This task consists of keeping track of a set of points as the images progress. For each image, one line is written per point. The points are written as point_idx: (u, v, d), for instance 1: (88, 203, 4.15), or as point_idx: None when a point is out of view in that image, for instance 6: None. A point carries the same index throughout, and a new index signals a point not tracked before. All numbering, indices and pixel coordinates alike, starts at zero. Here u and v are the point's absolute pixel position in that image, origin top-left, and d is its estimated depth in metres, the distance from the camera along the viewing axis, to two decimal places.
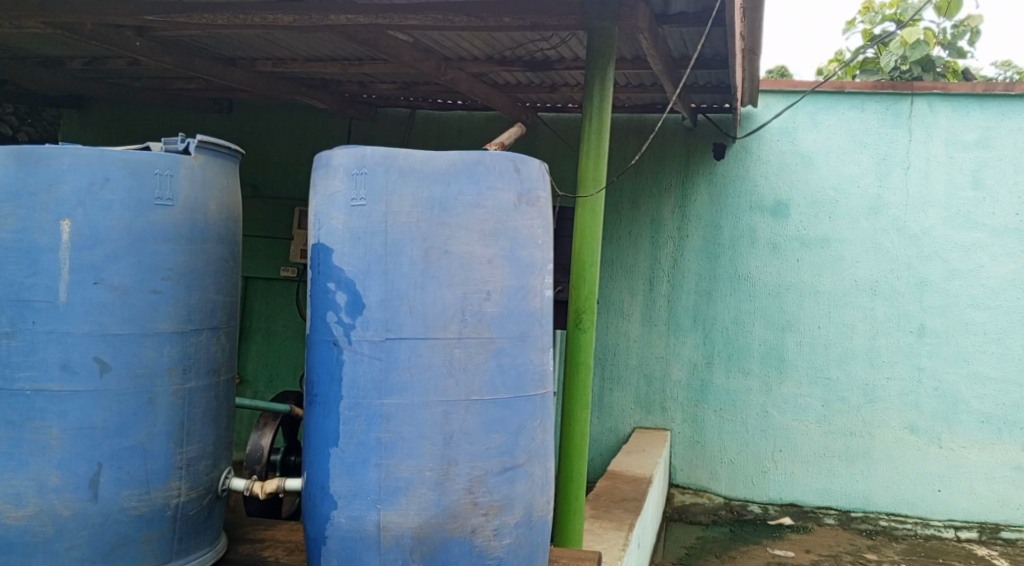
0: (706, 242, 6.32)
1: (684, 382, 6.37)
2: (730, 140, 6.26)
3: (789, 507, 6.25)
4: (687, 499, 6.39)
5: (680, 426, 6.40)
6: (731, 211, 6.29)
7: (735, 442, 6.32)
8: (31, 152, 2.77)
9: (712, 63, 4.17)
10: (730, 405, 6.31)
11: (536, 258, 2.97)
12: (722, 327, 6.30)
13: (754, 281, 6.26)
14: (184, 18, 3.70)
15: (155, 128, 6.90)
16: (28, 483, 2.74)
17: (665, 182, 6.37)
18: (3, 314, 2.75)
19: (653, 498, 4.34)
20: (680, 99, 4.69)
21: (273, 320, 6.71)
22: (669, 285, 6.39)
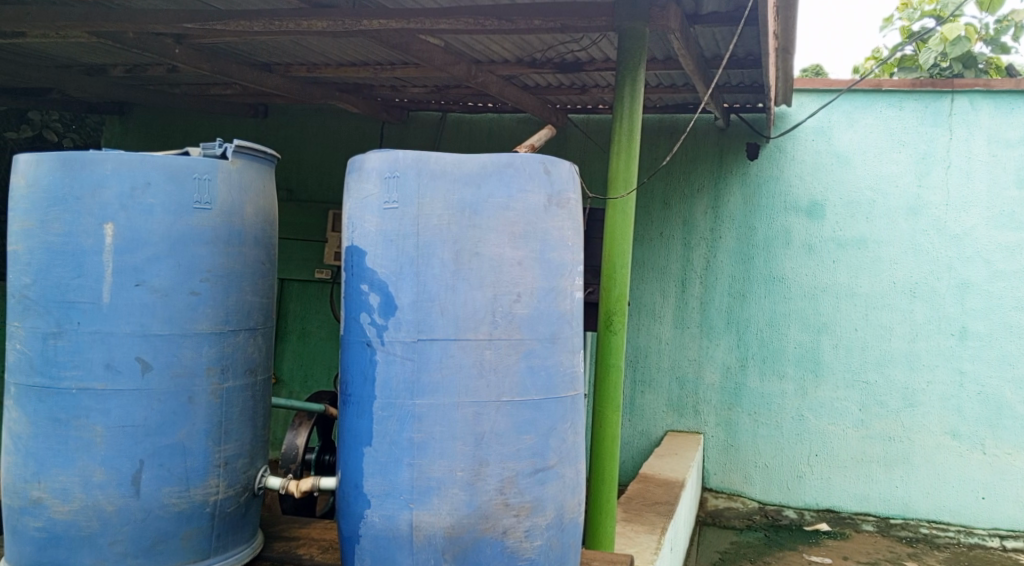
0: (740, 243, 6.25)
1: (718, 385, 6.29)
2: (764, 140, 6.18)
3: (826, 513, 6.11)
4: (721, 504, 6.24)
5: (713, 429, 6.32)
6: (765, 211, 6.20)
7: (770, 446, 6.22)
8: (76, 157, 2.85)
9: (744, 62, 4.11)
10: (765, 409, 6.21)
11: (566, 260, 2.97)
12: (756, 329, 6.23)
13: (788, 283, 6.16)
14: (220, 27, 3.58)
15: (194, 131, 7.00)
16: (74, 478, 2.83)
17: (698, 183, 6.31)
18: (50, 314, 2.84)
19: (686, 501, 4.30)
20: (712, 100, 4.65)
21: (309, 320, 6.75)
22: (702, 287, 6.32)
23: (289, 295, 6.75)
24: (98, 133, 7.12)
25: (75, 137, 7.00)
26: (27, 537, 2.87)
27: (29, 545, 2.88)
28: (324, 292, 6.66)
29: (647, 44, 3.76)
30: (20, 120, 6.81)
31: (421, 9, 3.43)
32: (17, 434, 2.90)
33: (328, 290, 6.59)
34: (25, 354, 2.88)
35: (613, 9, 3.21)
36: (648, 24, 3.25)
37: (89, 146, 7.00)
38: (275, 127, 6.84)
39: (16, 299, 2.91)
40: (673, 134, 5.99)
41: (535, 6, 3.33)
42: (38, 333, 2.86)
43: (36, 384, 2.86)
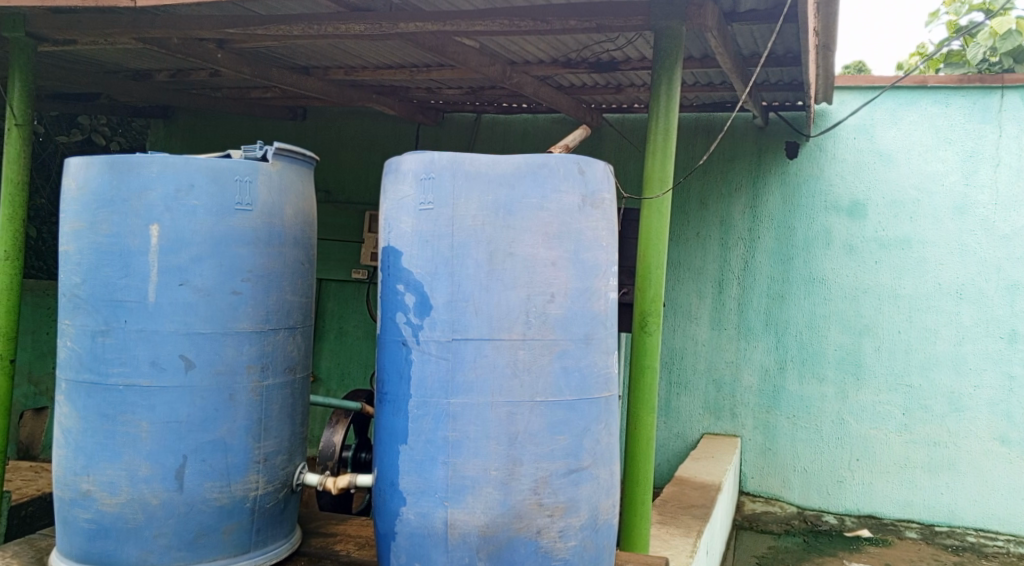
0: (779, 243, 5.63)
1: (755, 389, 5.68)
2: (803, 140, 5.57)
3: (867, 519, 5.48)
4: (758, 508, 5.63)
5: (751, 433, 5.70)
6: (804, 211, 5.58)
7: (809, 450, 5.59)
8: (123, 160, 2.93)
9: (784, 59, 4.01)
10: (805, 413, 5.59)
11: (600, 260, 2.96)
12: (796, 332, 5.61)
13: (831, 285, 5.55)
14: (262, 31, 3.57)
15: (234, 135, 6.59)
16: (121, 472, 2.91)
17: (735, 182, 5.69)
18: (99, 313, 2.93)
19: (722, 504, 4.21)
20: (751, 98, 4.52)
21: (346, 320, 6.31)
22: (739, 288, 5.71)
23: (326, 295, 6.32)
24: (145, 136, 6.80)
25: (123, 142, 6.75)
26: (77, 528, 2.96)
27: (78, 537, 2.96)
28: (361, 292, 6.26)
29: (684, 43, 3.71)
30: (69, 124, 6.64)
31: (457, 11, 3.36)
32: (68, 428, 2.99)
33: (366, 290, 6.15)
34: (75, 351, 2.97)
35: (650, 8, 3.13)
36: (685, 24, 3.16)
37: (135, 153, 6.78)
38: (315, 130, 6.37)
39: (67, 298, 3.01)
40: (710, 133, 5.55)
41: (571, 6, 3.23)
42: (87, 331, 2.95)
43: (86, 380, 2.95)
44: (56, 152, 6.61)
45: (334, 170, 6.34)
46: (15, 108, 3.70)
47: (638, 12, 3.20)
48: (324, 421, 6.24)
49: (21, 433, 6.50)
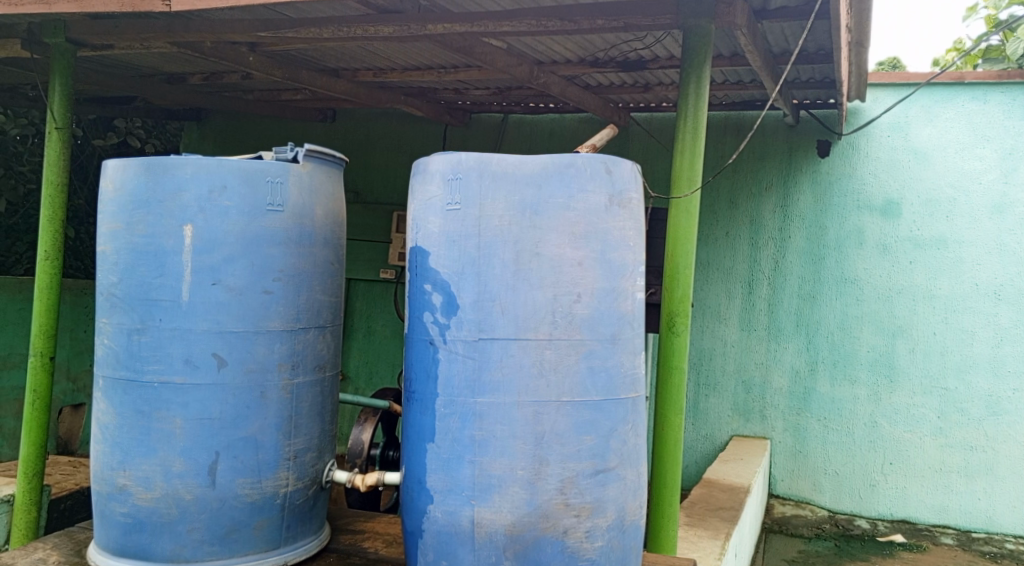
0: (810, 242, 5.49)
1: (785, 391, 5.55)
2: (835, 137, 5.42)
3: (901, 524, 5.33)
4: (788, 511, 5.48)
5: (781, 435, 5.57)
6: (836, 211, 5.45)
7: (841, 453, 5.46)
8: (158, 162, 2.98)
9: (815, 56, 3.94)
10: (836, 415, 5.45)
11: (627, 260, 2.94)
12: (827, 333, 5.47)
13: (863, 285, 5.40)
14: (292, 34, 3.47)
15: (267, 138, 6.54)
16: (155, 467, 2.96)
17: (765, 180, 5.56)
18: (134, 312, 2.99)
19: (752, 506, 4.13)
20: (781, 96, 4.42)
21: (375, 320, 6.24)
22: (769, 288, 5.56)
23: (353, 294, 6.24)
24: (178, 139, 6.83)
25: (157, 145, 6.68)
26: (113, 521, 3.02)
27: (114, 530, 3.02)
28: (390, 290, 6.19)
29: (714, 41, 3.67)
30: (105, 127, 6.46)
31: (485, 12, 3.28)
32: (105, 424, 3.04)
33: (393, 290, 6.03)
34: (112, 348, 3.03)
35: (678, 6, 3.09)
36: (714, 22, 3.12)
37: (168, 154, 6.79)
38: (345, 132, 6.30)
39: (104, 297, 3.07)
40: (739, 130, 5.37)
41: (599, 6, 3.15)
42: (124, 330, 3.01)
43: (122, 377, 3.00)
44: (93, 155, 6.41)
45: (362, 172, 6.25)
46: (55, 111, 3.58)
47: (667, 11, 3.15)
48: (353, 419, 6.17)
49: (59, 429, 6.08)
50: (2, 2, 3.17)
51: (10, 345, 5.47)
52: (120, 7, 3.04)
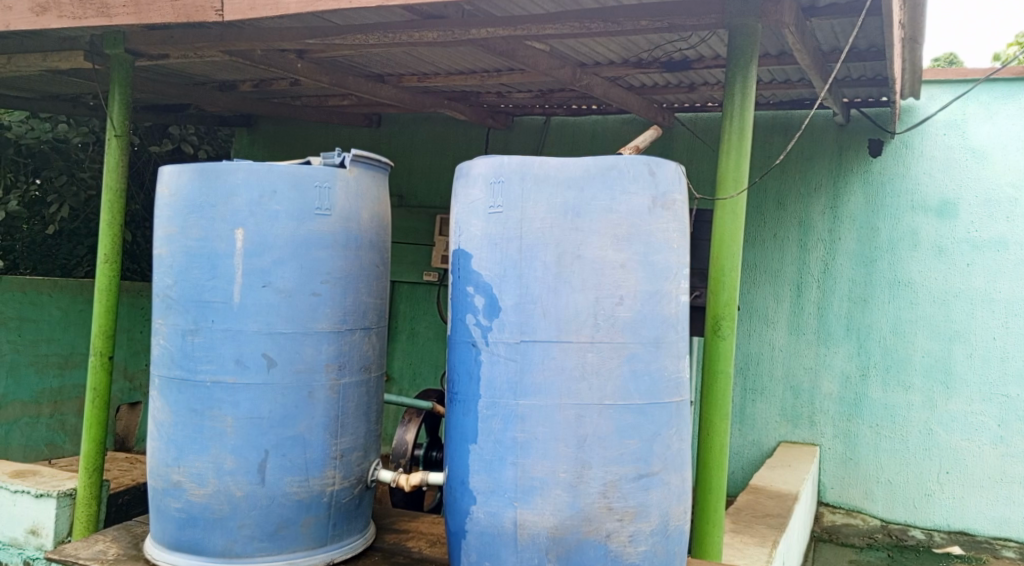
0: (862, 244, 5.10)
1: (835, 396, 5.14)
2: (888, 136, 5.04)
3: (959, 536, 4.93)
4: (838, 519, 5.10)
5: (830, 442, 5.17)
6: (889, 212, 5.05)
7: (894, 461, 5.05)
8: (211, 168, 3.06)
9: (866, 54, 3.83)
10: (889, 423, 5.05)
11: (671, 263, 2.90)
12: (880, 338, 5.07)
13: (918, 288, 5.00)
14: (339, 41, 3.48)
15: (314, 144, 6.22)
16: (208, 464, 3.04)
17: (815, 180, 5.17)
18: (188, 313, 3.07)
19: (801, 513, 3.99)
20: (831, 95, 4.24)
21: (419, 320, 5.85)
22: (819, 291, 5.17)
23: (397, 298, 5.89)
24: (229, 144, 6.87)
25: (210, 149, 6.72)
26: (168, 516, 3.10)
27: (169, 524, 3.10)
28: (434, 294, 5.79)
29: (760, 40, 3.59)
30: (161, 134, 6.46)
31: (528, 15, 3.27)
32: (160, 422, 3.13)
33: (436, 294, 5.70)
34: (167, 348, 3.12)
35: (723, 5, 3.03)
36: (761, 20, 3.05)
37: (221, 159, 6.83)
38: (390, 139, 5.95)
39: (160, 299, 3.15)
40: (787, 130, 5.05)
41: (643, 7, 3.10)
42: (178, 331, 3.09)
43: (177, 376, 3.09)
44: (149, 162, 6.46)
45: (406, 174, 5.90)
46: (114, 120, 3.65)
47: (711, 11, 3.09)
48: (398, 420, 5.82)
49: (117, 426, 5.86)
50: (67, 17, 3.30)
51: (70, 345, 5.51)
52: (176, 18, 3.14)
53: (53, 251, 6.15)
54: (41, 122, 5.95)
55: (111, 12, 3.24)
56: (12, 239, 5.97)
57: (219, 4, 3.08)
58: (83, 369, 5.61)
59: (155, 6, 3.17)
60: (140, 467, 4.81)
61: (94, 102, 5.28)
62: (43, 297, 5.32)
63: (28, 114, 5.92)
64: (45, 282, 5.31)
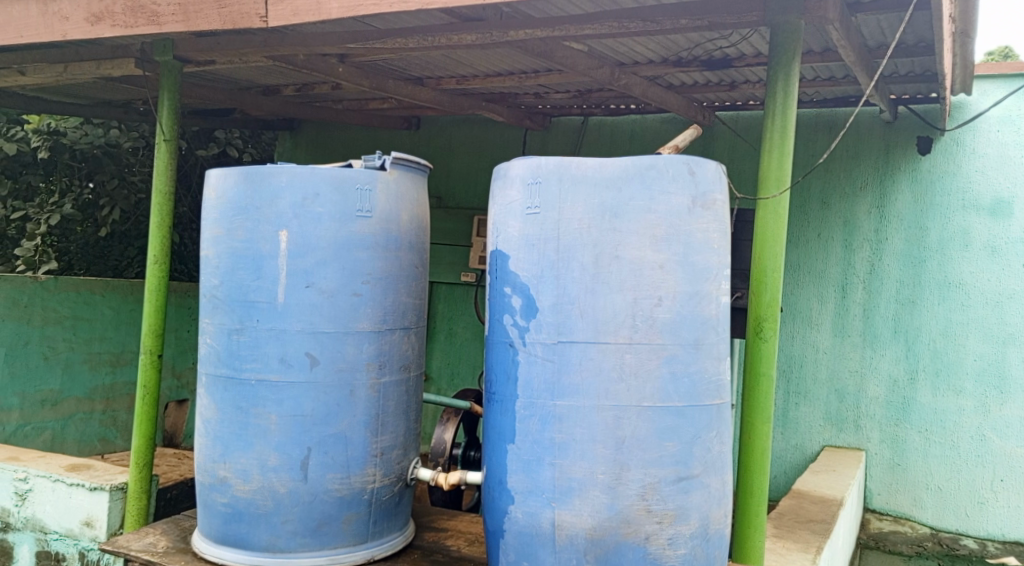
0: (910, 244, 4.73)
1: (882, 400, 4.79)
2: (938, 133, 4.67)
3: (1015, 547, 4.55)
4: (885, 527, 4.75)
5: (877, 447, 4.81)
6: (939, 211, 4.68)
7: (944, 467, 4.68)
8: (256, 171, 3.12)
9: (915, 49, 3.73)
10: (939, 428, 4.68)
11: (711, 264, 2.86)
12: (929, 340, 4.70)
13: (970, 289, 4.62)
14: (380, 45, 3.51)
15: (352, 148, 6.10)
16: (252, 461, 3.10)
17: (859, 177, 4.82)
18: (234, 312, 3.14)
19: (845, 521, 3.88)
20: (878, 92, 4.11)
21: (457, 321, 5.75)
22: (865, 292, 4.82)
23: (434, 298, 5.80)
24: (272, 147, 7.07)
25: (254, 154, 6.92)
26: (215, 511, 3.18)
27: (216, 519, 3.18)
28: (471, 295, 5.67)
29: (803, 37, 3.52)
30: (207, 138, 6.65)
31: (566, 16, 3.25)
32: (207, 419, 3.21)
33: (475, 295, 5.62)
34: (213, 347, 3.20)
35: (764, 3, 2.98)
36: (804, 16, 2.99)
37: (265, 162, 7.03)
38: (429, 142, 5.84)
39: (207, 299, 3.23)
40: (832, 130, 4.81)
41: (682, 6, 3.06)
42: (225, 330, 3.17)
43: (223, 374, 3.16)
44: (196, 166, 6.64)
45: (443, 176, 5.79)
46: (163, 125, 3.75)
47: (752, 8, 3.04)
48: (437, 420, 5.65)
49: (165, 423, 6.02)
50: (119, 26, 3.40)
51: (122, 343, 5.69)
52: (223, 25, 3.22)
53: (106, 252, 6.29)
54: (93, 127, 6.20)
55: (160, 20, 3.33)
56: (67, 240, 6.13)
57: (263, 11, 3.15)
58: (134, 367, 5.80)
59: (203, 14, 3.25)
60: (187, 463, 4.93)
61: (144, 107, 5.40)
62: (96, 297, 5.49)
63: (82, 120, 6.17)
64: (98, 283, 5.49)
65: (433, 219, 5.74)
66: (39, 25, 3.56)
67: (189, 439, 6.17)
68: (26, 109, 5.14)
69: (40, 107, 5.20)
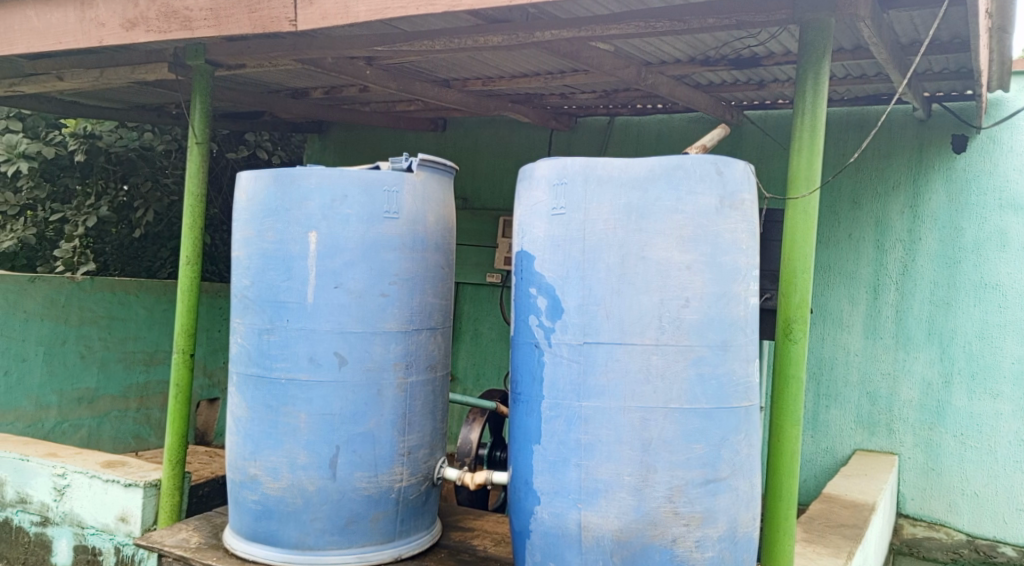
0: (945, 244, 4.63)
1: (915, 403, 4.70)
2: (974, 131, 4.57)
3: None
4: (919, 533, 4.68)
5: (910, 450, 4.72)
6: (975, 211, 4.57)
7: (982, 472, 4.58)
8: (286, 173, 3.16)
9: (949, 46, 3.66)
10: (975, 432, 4.58)
11: (740, 265, 2.83)
12: (966, 342, 4.60)
13: (1007, 290, 4.50)
14: (407, 47, 3.53)
15: (379, 149, 6.14)
16: (282, 459, 3.14)
17: (893, 176, 4.73)
18: (264, 312, 3.18)
19: (877, 526, 3.81)
20: (910, 90, 4.04)
21: (483, 321, 5.75)
22: (898, 293, 4.73)
23: (460, 298, 5.82)
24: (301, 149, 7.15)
25: (283, 155, 7.00)
26: (245, 508, 3.22)
27: (247, 515, 3.22)
28: (497, 295, 5.67)
29: (834, 35, 3.47)
30: (238, 140, 6.74)
31: (592, 16, 3.24)
32: (238, 418, 3.25)
33: (502, 296, 5.62)
34: (244, 347, 3.24)
35: (793, 1, 2.95)
36: (835, 14, 2.94)
37: (292, 163, 7.10)
38: (456, 142, 5.85)
39: (238, 299, 3.28)
40: (864, 128, 4.73)
41: (709, 5, 3.04)
42: (255, 330, 3.21)
43: (253, 373, 3.21)
44: (227, 168, 6.75)
45: (469, 176, 5.80)
46: (196, 128, 3.82)
47: (781, 6, 3.00)
48: (462, 419, 5.65)
49: (197, 420, 6.13)
50: (153, 31, 3.47)
51: (155, 342, 5.80)
52: (253, 29, 3.27)
53: (140, 253, 6.46)
54: (126, 131, 6.32)
55: (193, 26, 3.39)
56: (102, 242, 6.27)
57: (293, 15, 3.19)
58: (167, 365, 5.91)
59: (234, 19, 3.30)
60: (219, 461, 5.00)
61: (176, 111, 5.49)
62: (130, 296, 5.61)
63: (116, 123, 6.27)
64: (132, 282, 5.61)
65: (459, 219, 5.75)
66: (76, 31, 3.65)
67: (220, 437, 6.26)
68: (63, 114, 5.28)
69: (77, 111, 5.33)
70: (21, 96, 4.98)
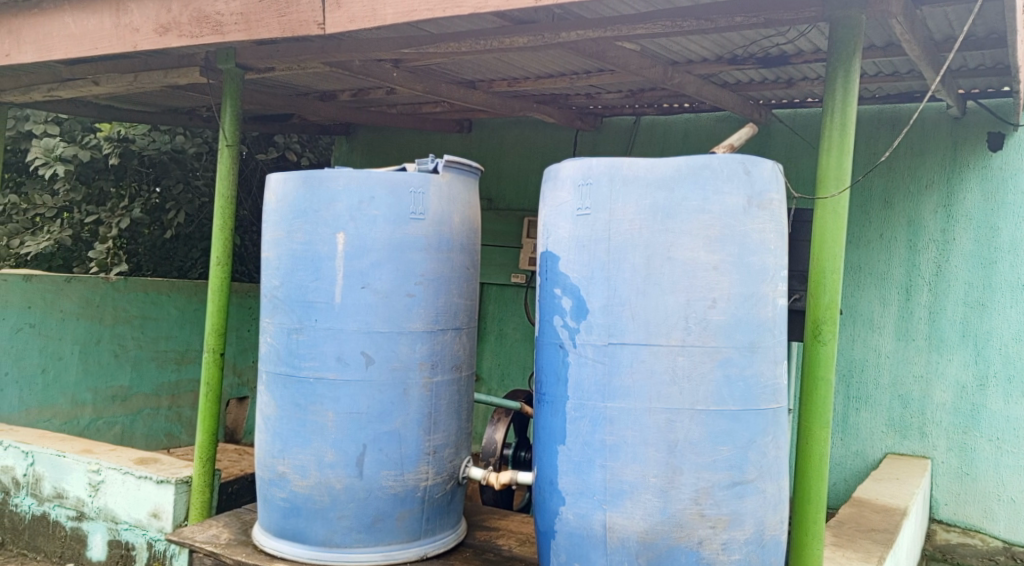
0: (980, 244, 4.53)
1: (949, 406, 4.60)
2: (1011, 129, 4.46)
3: None
4: (953, 538, 4.56)
5: (944, 455, 4.62)
6: (1013, 210, 4.46)
7: (1020, 477, 4.46)
8: (315, 175, 3.19)
9: (985, 41, 3.58)
10: (1012, 436, 4.47)
11: (768, 265, 2.80)
12: (1002, 344, 4.49)
13: None
14: (433, 49, 3.55)
15: (406, 151, 6.18)
16: (310, 457, 3.17)
17: (926, 175, 4.64)
18: (293, 312, 3.22)
19: (908, 531, 3.74)
20: (944, 87, 3.96)
21: (508, 321, 5.76)
22: (931, 294, 4.63)
23: (487, 298, 5.83)
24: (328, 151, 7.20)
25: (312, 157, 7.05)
26: (274, 505, 3.26)
27: (275, 512, 3.26)
28: (521, 296, 5.67)
29: (864, 32, 3.42)
30: (266, 142, 6.82)
31: (617, 15, 3.23)
32: (267, 416, 3.29)
33: (528, 297, 5.63)
34: (273, 346, 3.28)
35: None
36: (865, 11, 2.90)
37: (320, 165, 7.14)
38: (480, 144, 5.86)
39: (267, 299, 3.31)
40: (896, 126, 4.65)
41: (736, 3, 3.01)
42: (284, 329, 3.25)
43: (281, 372, 3.24)
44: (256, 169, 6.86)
45: (494, 178, 5.80)
46: (226, 131, 3.87)
47: (810, 4, 2.97)
48: (487, 419, 5.65)
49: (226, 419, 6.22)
50: (185, 36, 3.52)
51: (187, 341, 5.90)
52: (282, 33, 3.32)
53: (171, 254, 6.61)
54: (159, 133, 6.39)
55: (223, 30, 3.44)
56: (135, 243, 6.41)
57: (321, 18, 3.22)
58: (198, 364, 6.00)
59: (264, 22, 3.35)
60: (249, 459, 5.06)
61: (207, 113, 5.59)
62: (163, 296, 5.70)
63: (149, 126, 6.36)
64: (164, 282, 5.70)
65: (484, 220, 5.76)
66: (111, 37, 3.72)
67: (250, 436, 6.34)
68: (99, 117, 5.40)
69: (113, 115, 5.45)
70: (57, 101, 5.14)
